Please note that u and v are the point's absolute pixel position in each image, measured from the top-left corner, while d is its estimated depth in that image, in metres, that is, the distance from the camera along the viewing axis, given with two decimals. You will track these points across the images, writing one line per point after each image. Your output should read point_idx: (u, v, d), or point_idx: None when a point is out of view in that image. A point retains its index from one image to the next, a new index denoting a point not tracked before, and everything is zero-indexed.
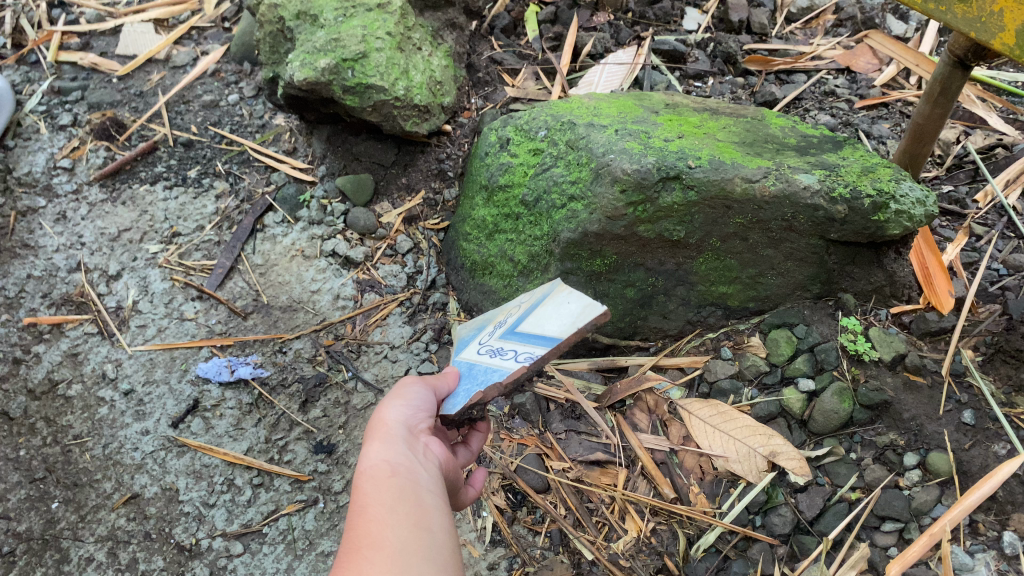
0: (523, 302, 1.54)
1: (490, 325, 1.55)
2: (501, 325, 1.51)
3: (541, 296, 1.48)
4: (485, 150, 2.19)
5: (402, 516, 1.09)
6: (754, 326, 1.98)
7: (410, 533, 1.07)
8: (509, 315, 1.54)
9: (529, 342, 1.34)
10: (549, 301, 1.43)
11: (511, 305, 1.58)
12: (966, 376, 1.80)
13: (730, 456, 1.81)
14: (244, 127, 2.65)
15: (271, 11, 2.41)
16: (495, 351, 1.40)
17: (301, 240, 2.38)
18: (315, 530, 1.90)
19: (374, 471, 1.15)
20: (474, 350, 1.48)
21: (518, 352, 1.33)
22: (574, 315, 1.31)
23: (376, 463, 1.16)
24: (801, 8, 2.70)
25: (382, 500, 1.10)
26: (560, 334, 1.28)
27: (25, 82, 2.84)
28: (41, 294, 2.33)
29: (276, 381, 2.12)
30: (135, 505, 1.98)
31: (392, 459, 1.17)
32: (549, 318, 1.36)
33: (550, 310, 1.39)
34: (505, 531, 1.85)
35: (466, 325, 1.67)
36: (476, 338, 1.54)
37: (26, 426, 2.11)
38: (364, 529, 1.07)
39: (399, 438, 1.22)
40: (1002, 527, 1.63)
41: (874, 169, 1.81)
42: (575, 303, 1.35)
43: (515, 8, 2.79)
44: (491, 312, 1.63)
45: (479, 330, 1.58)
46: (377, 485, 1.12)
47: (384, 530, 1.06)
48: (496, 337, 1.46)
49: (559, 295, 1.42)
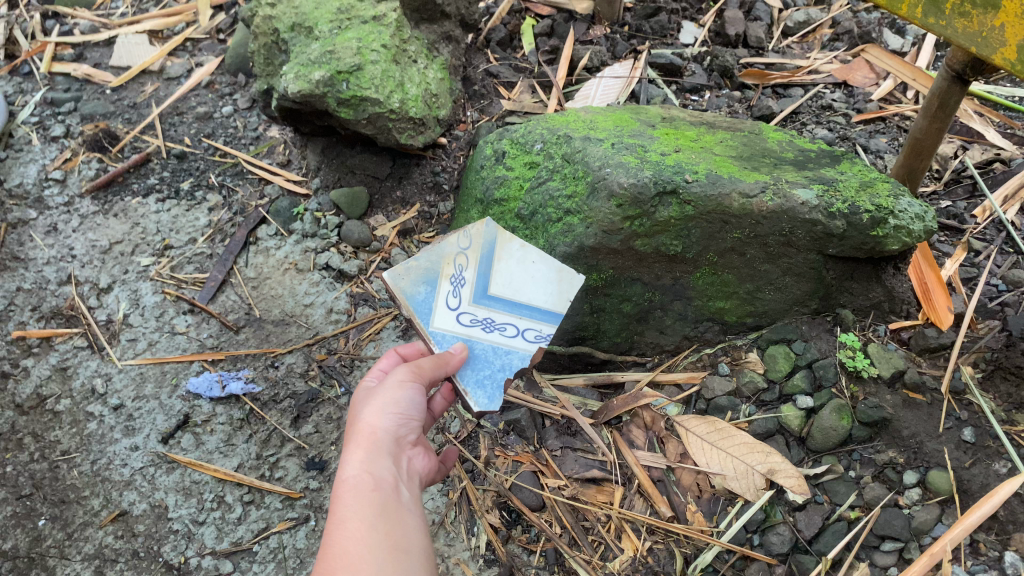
0: (466, 246, 1.56)
1: (444, 281, 1.57)
2: (461, 282, 1.57)
3: (490, 247, 1.57)
4: (480, 163, 2.17)
5: (381, 531, 1.16)
6: (751, 342, 1.96)
7: (388, 548, 1.15)
8: (459, 265, 1.56)
9: (524, 314, 1.61)
10: (505, 254, 1.58)
11: (446, 249, 1.56)
12: (966, 393, 1.77)
13: (728, 474, 1.78)
14: (238, 139, 2.64)
15: (266, 23, 2.40)
16: (484, 321, 1.58)
17: (295, 253, 2.36)
18: (307, 548, 1.87)
19: (357, 482, 1.22)
20: (450, 320, 1.57)
21: (522, 331, 1.61)
22: (553, 284, 1.61)
23: (359, 476, 1.22)
24: (799, 22, 2.70)
25: (361, 515, 1.17)
26: (551, 305, 1.62)
27: (17, 93, 2.83)
28: (31, 306, 2.31)
29: (268, 397, 2.09)
30: (123, 522, 1.95)
31: (376, 473, 1.24)
32: (527, 283, 1.60)
33: (516, 270, 1.59)
34: (500, 550, 1.82)
35: (399, 272, 1.55)
36: (437, 299, 1.56)
37: (13, 442, 2.08)
38: (342, 542, 1.14)
39: (384, 449, 1.29)
40: (1003, 547, 1.61)
41: (872, 184, 1.80)
42: (544, 267, 1.60)
43: (512, 21, 2.80)
44: (423, 253, 1.56)
45: (431, 287, 1.56)
46: (360, 498, 1.20)
47: (362, 545, 1.13)
48: (469, 302, 1.57)
49: (512, 250, 1.58)
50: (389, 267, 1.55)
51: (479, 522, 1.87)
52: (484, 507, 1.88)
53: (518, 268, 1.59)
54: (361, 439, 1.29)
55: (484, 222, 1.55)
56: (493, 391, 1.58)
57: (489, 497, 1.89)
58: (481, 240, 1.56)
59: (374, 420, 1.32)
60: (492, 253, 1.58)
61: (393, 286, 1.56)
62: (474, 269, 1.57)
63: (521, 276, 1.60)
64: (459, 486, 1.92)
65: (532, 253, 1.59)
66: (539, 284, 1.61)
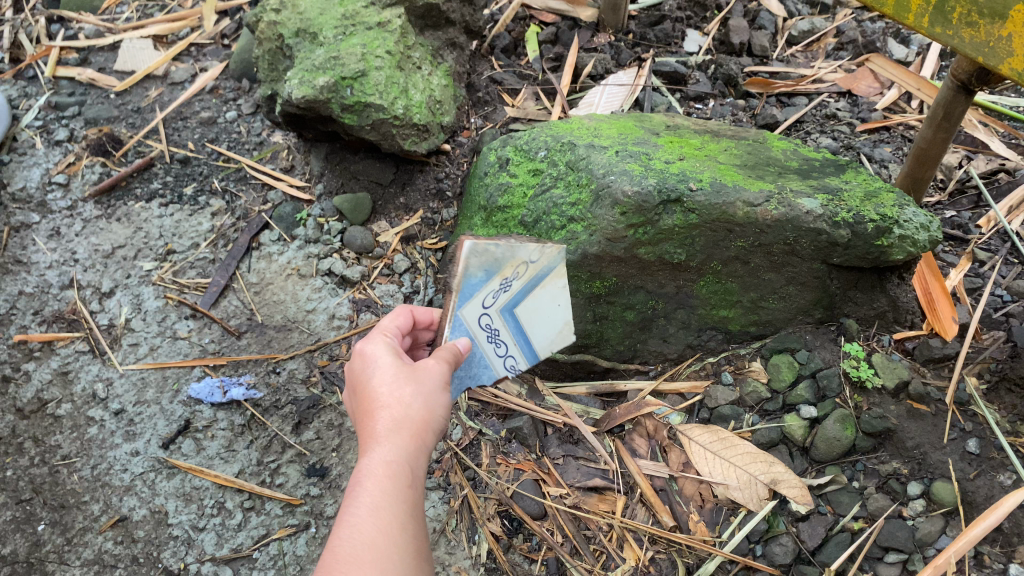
0: (534, 259, 1.61)
1: (497, 277, 1.62)
2: (506, 287, 1.62)
3: (544, 274, 1.63)
4: (484, 169, 2.16)
5: (411, 534, 1.19)
6: (755, 351, 1.95)
7: (415, 550, 1.18)
8: (516, 272, 1.62)
9: (521, 343, 1.66)
10: (548, 286, 1.64)
11: (517, 251, 1.61)
12: (971, 404, 1.77)
13: (730, 483, 1.77)
14: (241, 144, 2.64)
15: (271, 29, 2.41)
16: (492, 330, 1.63)
17: (297, 258, 2.36)
18: (307, 555, 1.86)
19: (397, 475, 1.23)
20: (476, 313, 1.61)
21: (508, 356, 1.66)
22: (554, 333, 1.68)
23: (398, 469, 1.24)
24: (803, 31, 2.71)
25: (395, 511, 1.19)
26: (540, 349, 1.68)
27: (22, 97, 2.83)
28: (33, 310, 2.30)
29: (269, 403, 2.09)
30: (122, 528, 1.94)
31: (414, 469, 1.26)
32: (541, 318, 1.66)
33: (545, 306, 1.66)
34: (501, 559, 1.80)
35: (475, 247, 1.59)
36: (481, 290, 1.61)
37: (14, 446, 2.08)
38: (373, 535, 1.16)
39: (423, 443, 1.30)
40: (1008, 560, 1.60)
41: (877, 194, 1.79)
42: (561, 315, 1.67)
43: (516, 28, 2.81)
44: (504, 242, 1.60)
45: (485, 276, 1.61)
46: (396, 493, 1.21)
47: (393, 544, 1.16)
48: (498, 309, 1.62)
49: (553, 287, 1.65)
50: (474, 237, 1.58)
51: (480, 530, 1.85)
52: (485, 515, 1.87)
53: (546, 305, 1.66)
54: (405, 425, 1.29)
55: (560, 249, 1.62)
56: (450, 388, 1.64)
57: (490, 505, 1.88)
58: (545, 263, 1.62)
59: (422, 411, 1.32)
60: (544, 279, 1.64)
61: (463, 253, 1.59)
62: (522, 282, 1.63)
63: (543, 312, 1.66)
64: (460, 493, 1.91)
65: (561, 297, 1.66)
66: (546, 325, 1.68)
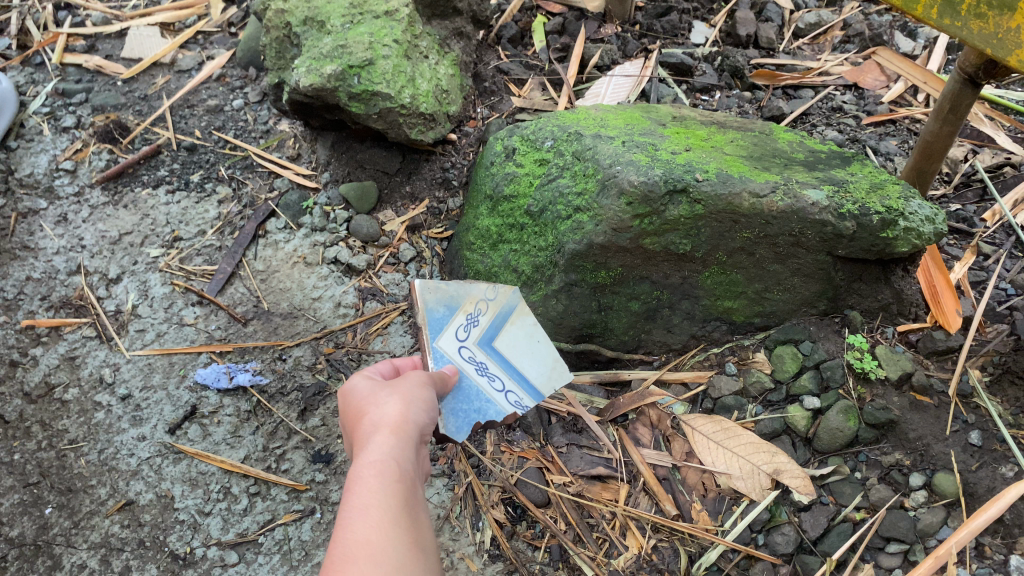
0: (491, 297, 1.68)
1: (461, 314, 1.66)
2: (474, 322, 1.67)
3: (507, 313, 1.69)
4: (490, 159, 2.16)
5: (404, 524, 1.05)
6: (759, 342, 1.96)
7: (410, 541, 1.04)
8: (478, 309, 1.67)
9: (513, 376, 1.68)
10: (518, 322, 1.70)
11: (473, 290, 1.67)
12: (973, 397, 1.78)
13: (733, 473, 1.79)
14: (248, 132, 2.65)
15: (279, 17, 2.39)
16: (479, 365, 1.64)
17: (303, 247, 2.36)
18: (312, 540, 1.88)
19: (383, 468, 1.11)
20: (454, 346, 1.63)
21: (506, 390, 1.67)
22: (546, 367, 1.71)
23: (383, 461, 1.12)
24: (810, 24, 2.71)
25: (385, 504, 1.06)
26: (535, 385, 1.71)
27: (29, 83, 2.84)
28: (40, 296, 2.32)
29: (275, 389, 2.10)
30: (129, 512, 1.95)
31: (402, 460, 1.14)
32: (526, 353, 1.71)
33: (523, 339, 1.70)
34: (504, 546, 1.81)
35: (428, 285, 1.65)
36: (449, 325, 1.64)
37: (22, 430, 2.09)
38: (362, 530, 1.02)
39: (407, 440, 1.19)
40: (1009, 551, 1.61)
41: (883, 186, 1.79)
42: (546, 350, 1.71)
43: (523, 19, 2.82)
44: (454, 282, 1.67)
45: (449, 312, 1.66)
46: (384, 484, 1.08)
47: (386, 536, 1.02)
48: (474, 342, 1.65)
49: (522, 320, 1.70)
50: (423, 278, 1.65)
51: (484, 517, 1.86)
52: (489, 502, 1.87)
53: (524, 340, 1.70)
54: (379, 429, 1.19)
55: (514, 289, 1.70)
56: (463, 423, 1.59)
57: (494, 492, 1.88)
58: (505, 300, 1.68)
59: (400, 410, 1.23)
60: (510, 315, 1.69)
61: (418, 293, 1.65)
62: (487, 318, 1.68)
63: (524, 346, 1.70)
64: (464, 481, 1.91)
65: (541, 331, 1.71)
66: (536, 361, 1.71)
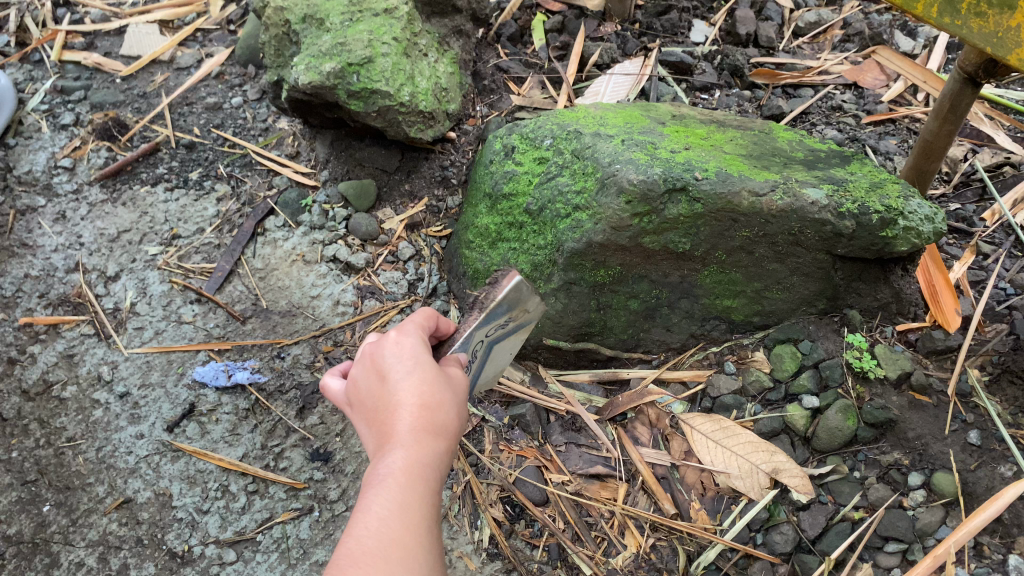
0: (529, 320, 1.62)
1: (507, 321, 1.56)
2: (504, 332, 1.59)
3: (523, 328, 1.62)
4: (489, 157, 2.16)
5: (435, 538, 1.11)
6: (758, 341, 1.96)
7: (436, 555, 1.11)
8: (516, 325, 1.60)
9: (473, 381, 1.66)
10: (518, 341, 1.69)
11: (531, 311, 1.59)
12: (972, 396, 1.78)
13: (732, 472, 1.79)
14: (246, 130, 2.64)
15: (278, 14, 2.38)
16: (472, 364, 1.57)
17: (302, 245, 2.36)
18: (310, 539, 1.87)
19: (427, 476, 1.15)
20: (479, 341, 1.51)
21: None
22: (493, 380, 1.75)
23: (430, 469, 1.16)
24: (810, 22, 2.70)
25: (425, 514, 1.11)
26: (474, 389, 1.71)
27: (27, 81, 2.83)
28: (39, 293, 2.31)
29: (274, 387, 2.10)
30: (127, 510, 1.95)
31: (441, 471, 1.19)
32: (495, 366, 1.70)
33: (505, 355, 1.70)
34: (503, 544, 1.80)
35: (520, 289, 1.49)
36: (494, 326, 1.52)
37: (19, 428, 2.09)
38: (402, 533, 1.07)
39: (448, 449, 1.23)
40: (1007, 551, 1.61)
41: (882, 185, 1.79)
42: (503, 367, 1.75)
43: (522, 17, 2.81)
44: (534, 299, 1.55)
45: (505, 315, 1.53)
46: (427, 495, 1.13)
47: (420, 546, 1.08)
48: (489, 346, 1.57)
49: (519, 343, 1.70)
50: (525, 280, 1.49)
51: (481, 516, 1.85)
52: (487, 501, 1.86)
53: (506, 355, 1.70)
54: (434, 429, 1.21)
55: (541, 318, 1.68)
56: None
57: (493, 491, 1.87)
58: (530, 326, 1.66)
59: (454, 417, 1.26)
60: (520, 335, 1.67)
61: (510, 288, 1.47)
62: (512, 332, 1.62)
63: (500, 360, 1.70)
64: (462, 479, 1.90)
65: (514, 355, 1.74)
66: (492, 372, 1.73)
